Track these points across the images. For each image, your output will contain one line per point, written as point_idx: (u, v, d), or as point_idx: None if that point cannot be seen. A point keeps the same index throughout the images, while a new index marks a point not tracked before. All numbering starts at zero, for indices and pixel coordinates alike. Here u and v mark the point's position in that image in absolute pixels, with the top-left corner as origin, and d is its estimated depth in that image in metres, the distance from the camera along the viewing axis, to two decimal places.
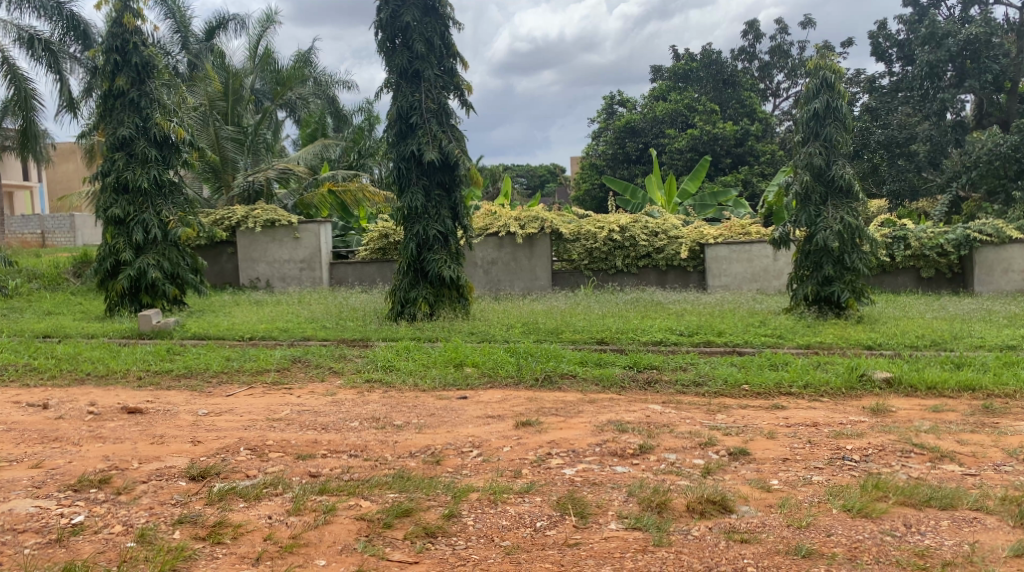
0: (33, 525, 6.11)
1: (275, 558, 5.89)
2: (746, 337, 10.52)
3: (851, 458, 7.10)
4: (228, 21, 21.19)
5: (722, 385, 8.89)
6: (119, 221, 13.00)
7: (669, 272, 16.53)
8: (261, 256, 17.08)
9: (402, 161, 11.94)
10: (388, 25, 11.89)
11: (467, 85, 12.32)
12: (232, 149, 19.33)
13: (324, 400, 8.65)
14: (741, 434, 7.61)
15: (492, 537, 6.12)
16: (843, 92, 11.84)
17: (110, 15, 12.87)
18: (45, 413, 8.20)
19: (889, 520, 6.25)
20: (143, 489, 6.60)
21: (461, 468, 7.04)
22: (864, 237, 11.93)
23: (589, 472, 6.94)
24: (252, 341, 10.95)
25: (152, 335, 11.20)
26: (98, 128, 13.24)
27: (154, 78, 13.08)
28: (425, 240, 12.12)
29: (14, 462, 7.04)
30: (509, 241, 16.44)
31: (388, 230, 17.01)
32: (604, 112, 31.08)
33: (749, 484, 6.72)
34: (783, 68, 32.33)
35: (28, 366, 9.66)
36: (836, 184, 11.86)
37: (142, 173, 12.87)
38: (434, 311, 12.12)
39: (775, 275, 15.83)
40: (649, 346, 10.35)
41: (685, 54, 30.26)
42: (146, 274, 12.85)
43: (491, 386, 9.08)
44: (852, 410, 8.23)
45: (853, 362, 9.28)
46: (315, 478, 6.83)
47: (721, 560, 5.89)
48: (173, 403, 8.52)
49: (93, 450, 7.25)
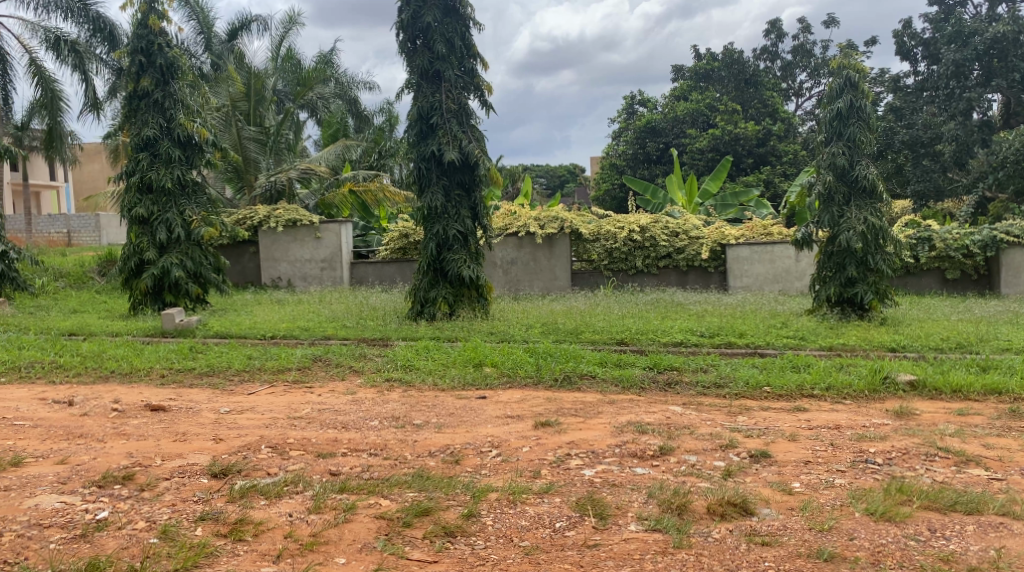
0: (59, 521, 6.15)
1: (296, 556, 5.90)
2: (768, 339, 10.46)
3: (874, 461, 7.05)
4: (251, 22, 21.31)
5: (743, 387, 8.84)
6: (143, 220, 13.07)
7: (689, 272, 16.49)
8: (282, 256, 17.15)
9: (422, 162, 11.98)
10: (409, 26, 11.93)
11: (487, 86, 12.33)
12: (255, 149, 19.43)
13: (345, 399, 8.67)
14: (762, 436, 7.57)
15: (511, 538, 6.10)
16: (867, 92, 11.78)
17: (135, 16, 12.96)
18: (70, 410, 8.26)
19: (913, 524, 6.20)
20: (165, 486, 6.64)
21: (480, 468, 7.04)
22: (888, 239, 11.83)
23: (609, 474, 6.93)
24: (273, 340, 11.00)
25: (175, 334, 11.26)
26: (124, 128, 13.33)
27: (179, 80, 13.17)
28: (445, 240, 12.13)
29: (40, 458, 7.10)
30: (528, 241, 16.37)
31: (409, 230, 17.08)
32: (625, 112, 31.03)
33: (771, 487, 6.69)
34: (806, 67, 32.11)
35: (53, 363, 9.74)
36: (860, 184, 11.76)
37: (166, 173, 12.94)
38: (454, 311, 12.16)
39: (797, 276, 15.74)
40: (669, 347, 10.32)
41: (706, 53, 30.14)
42: (169, 273, 12.90)
43: (510, 386, 9.08)
44: (875, 413, 8.17)
45: (876, 364, 9.19)
46: (335, 477, 6.85)
47: (742, 563, 5.85)
48: (195, 401, 8.56)
49: (117, 447, 7.30)
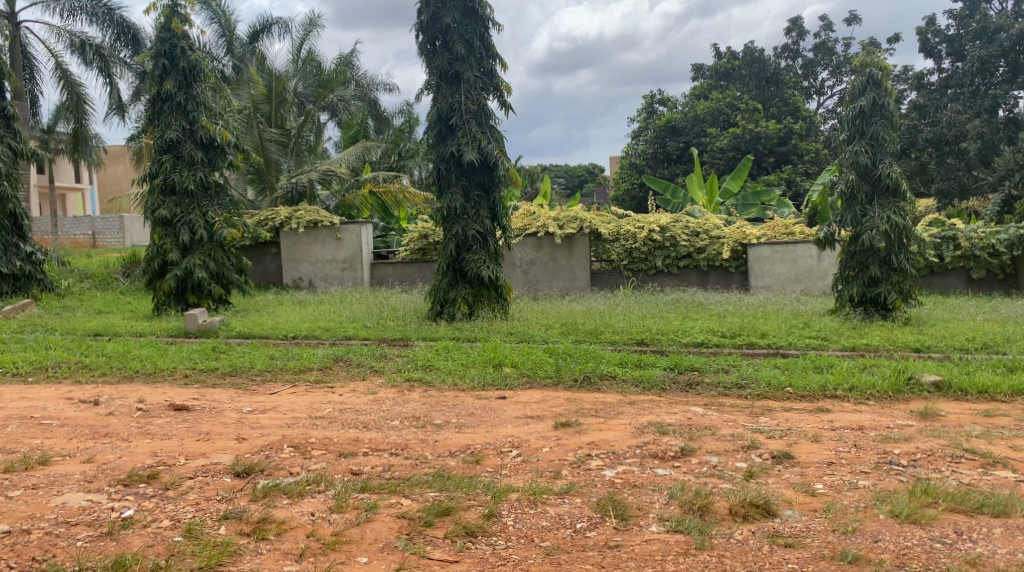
0: (85, 519, 6.20)
1: (318, 555, 5.92)
2: (790, 339, 10.41)
3: (898, 463, 7.00)
4: (271, 25, 21.42)
5: (765, 388, 8.79)
6: (167, 222, 13.15)
7: (710, 272, 16.44)
8: (303, 257, 17.23)
9: (442, 163, 12.00)
10: (428, 27, 11.96)
11: (506, 86, 12.32)
12: (276, 151, 19.59)
13: (365, 399, 8.69)
14: (785, 437, 7.53)
15: (532, 538, 6.10)
16: (890, 90, 11.68)
17: (158, 21, 13.04)
18: (96, 409, 8.33)
19: (939, 527, 6.15)
20: (189, 484, 6.68)
21: (500, 468, 7.04)
22: (911, 238, 11.75)
23: (630, 474, 6.91)
24: (295, 340, 11.05)
25: (198, 334, 11.33)
26: (147, 131, 13.42)
27: (201, 82, 13.25)
28: (464, 240, 12.15)
29: (67, 457, 7.16)
30: (547, 242, 16.37)
31: (428, 231, 17.12)
32: (645, 111, 30.95)
33: (794, 488, 6.65)
34: (828, 65, 31.93)
35: (79, 363, 9.82)
36: (883, 183, 11.68)
37: (189, 175, 13.03)
38: (473, 311, 12.16)
39: (820, 276, 15.64)
40: (690, 348, 10.28)
41: (727, 52, 30.03)
42: (193, 274, 12.99)
43: (529, 387, 9.07)
44: (900, 414, 8.11)
45: (900, 365, 9.12)
46: (357, 476, 6.88)
47: (765, 564, 5.82)
48: (218, 401, 8.61)
49: (142, 446, 7.35)
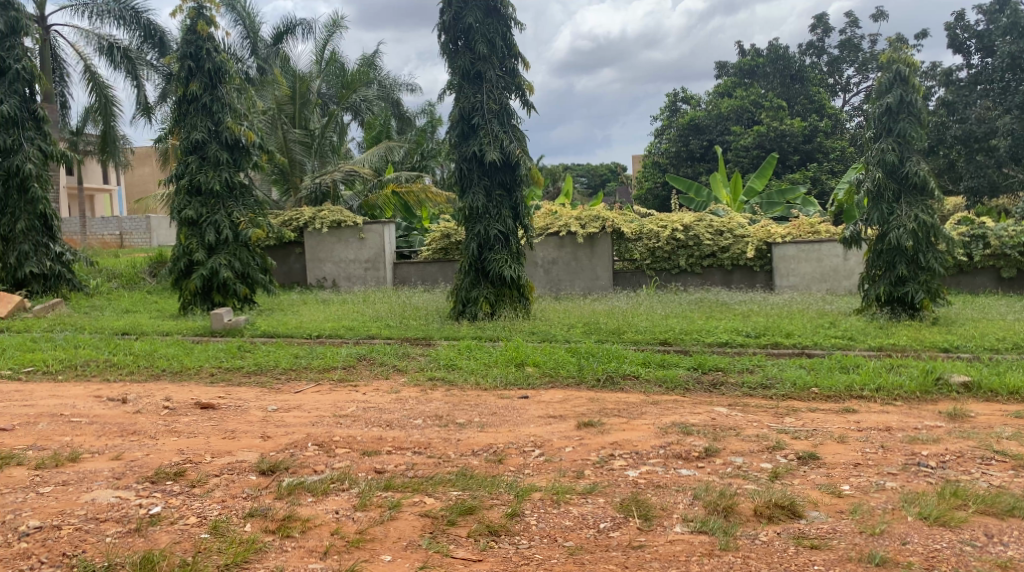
0: (114, 515, 6.25)
1: (342, 553, 5.93)
2: (816, 339, 10.34)
3: (926, 464, 6.92)
4: (296, 26, 21.51)
5: (790, 388, 8.73)
6: (192, 222, 13.24)
7: (734, 271, 16.33)
8: (327, 257, 17.30)
9: (464, 163, 12.01)
10: (450, 27, 11.97)
11: (528, 86, 12.31)
12: (300, 152, 19.67)
13: (389, 397, 8.71)
14: (810, 438, 7.47)
15: (555, 537, 6.09)
16: (918, 86, 11.55)
17: (184, 23, 13.13)
18: (124, 407, 8.40)
19: (969, 530, 6.08)
20: (216, 482, 6.72)
21: (523, 468, 7.03)
22: (939, 236, 11.63)
23: (654, 475, 6.88)
24: (319, 339, 11.10)
25: (223, 333, 11.40)
26: (173, 132, 13.52)
27: (226, 84, 13.33)
28: (486, 240, 12.15)
29: (96, 454, 7.23)
30: (570, 241, 16.35)
31: (451, 230, 17.14)
32: (668, 109, 30.86)
33: (819, 489, 6.60)
34: (854, 62, 31.69)
35: (108, 362, 9.90)
36: (910, 181, 11.57)
37: (214, 176, 13.11)
38: (495, 311, 12.15)
39: (845, 275, 15.54)
40: (714, 348, 10.23)
41: (751, 50, 29.89)
42: (218, 274, 13.06)
43: (552, 386, 9.06)
44: (928, 415, 8.04)
45: (928, 365, 9.04)
46: (380, 474, 6.89)
47: (791, 565, 5.78)
48: (244, 399, 8.66)
49: (169, 444, 7.40)
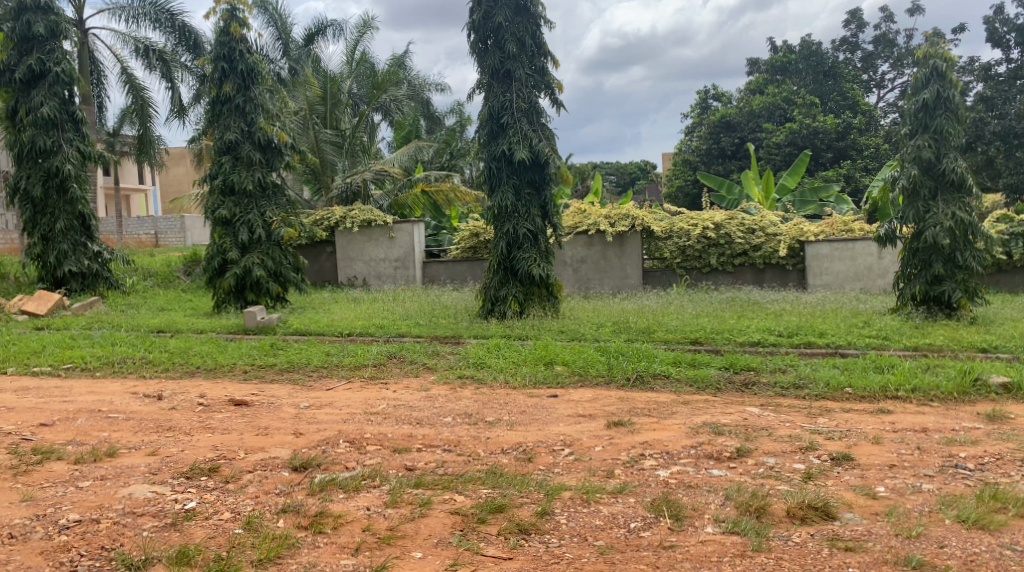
0: (150, 510, 6.30)
1: (373, 549, 5.94)
2: (850, 338, 10.23)
3: (965, 466, 6.82)
4: (327, 27, 21.63)
5: (823, 388, 8.64)
6: (226, 221, 13.33)
7: (766, 270, 16.13)
8: (357, 256, 17.38)
9: (493, 162, 12.00)
10: (480, 26, 11.96)
11: (558, 85, 12.29)
12: (331, 151, 19.76)
13: (418, 395, 8.73)
14: (844, 439, 7.39)
15: (585, 536, 6.06)
16: (955, 82, 11.38)
17: (217, 24, 13.24)
18: (160, 404, 8.48)
19: (1009, 533, 5.98)
20: (249, 478, 6.76)
21: (553, 466, 7.02)
22: (977, 234, 11.48)
23: (685, 475, 6.83)
24: (350, 337, 11.15)
25: (256, 331, 11.48)
26: (207, 132, 13.64)
27: (259, 84, 13.43)
28: (516, 239, 12.14)
29: (133, 449, 7.30)
30: (599, 239, 16.30)
31: (479, 230, 17.14)
32: (699, 106, 30.70)
33: (853, 491, 6.53)
34: (888, 57, 31.34)
35: (143, 359, 10.00)
36: (947, 178, 11.41)
37: (247, 175, 13.21)
38: (524, 310, 12.14)
39: (880, 274, 15.41)
40: (746, 347, 10.16)
41: (783, 46, 29.65)
42: (251, 273, 13.16)
43: (582, 385, 9.02)
44: (965, 416, 7.92)
45: (965, 365, 8.92)
46: (410, 472, 6.90)
47: (825, 567, 5.72)
48: (276, 396, 8.72)
49: (203, 440, 7.47)
